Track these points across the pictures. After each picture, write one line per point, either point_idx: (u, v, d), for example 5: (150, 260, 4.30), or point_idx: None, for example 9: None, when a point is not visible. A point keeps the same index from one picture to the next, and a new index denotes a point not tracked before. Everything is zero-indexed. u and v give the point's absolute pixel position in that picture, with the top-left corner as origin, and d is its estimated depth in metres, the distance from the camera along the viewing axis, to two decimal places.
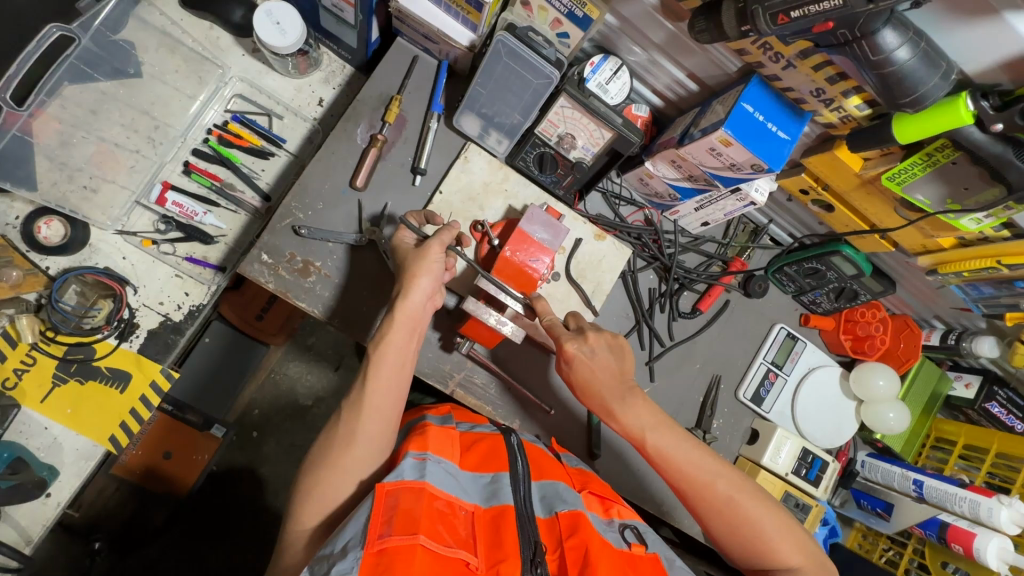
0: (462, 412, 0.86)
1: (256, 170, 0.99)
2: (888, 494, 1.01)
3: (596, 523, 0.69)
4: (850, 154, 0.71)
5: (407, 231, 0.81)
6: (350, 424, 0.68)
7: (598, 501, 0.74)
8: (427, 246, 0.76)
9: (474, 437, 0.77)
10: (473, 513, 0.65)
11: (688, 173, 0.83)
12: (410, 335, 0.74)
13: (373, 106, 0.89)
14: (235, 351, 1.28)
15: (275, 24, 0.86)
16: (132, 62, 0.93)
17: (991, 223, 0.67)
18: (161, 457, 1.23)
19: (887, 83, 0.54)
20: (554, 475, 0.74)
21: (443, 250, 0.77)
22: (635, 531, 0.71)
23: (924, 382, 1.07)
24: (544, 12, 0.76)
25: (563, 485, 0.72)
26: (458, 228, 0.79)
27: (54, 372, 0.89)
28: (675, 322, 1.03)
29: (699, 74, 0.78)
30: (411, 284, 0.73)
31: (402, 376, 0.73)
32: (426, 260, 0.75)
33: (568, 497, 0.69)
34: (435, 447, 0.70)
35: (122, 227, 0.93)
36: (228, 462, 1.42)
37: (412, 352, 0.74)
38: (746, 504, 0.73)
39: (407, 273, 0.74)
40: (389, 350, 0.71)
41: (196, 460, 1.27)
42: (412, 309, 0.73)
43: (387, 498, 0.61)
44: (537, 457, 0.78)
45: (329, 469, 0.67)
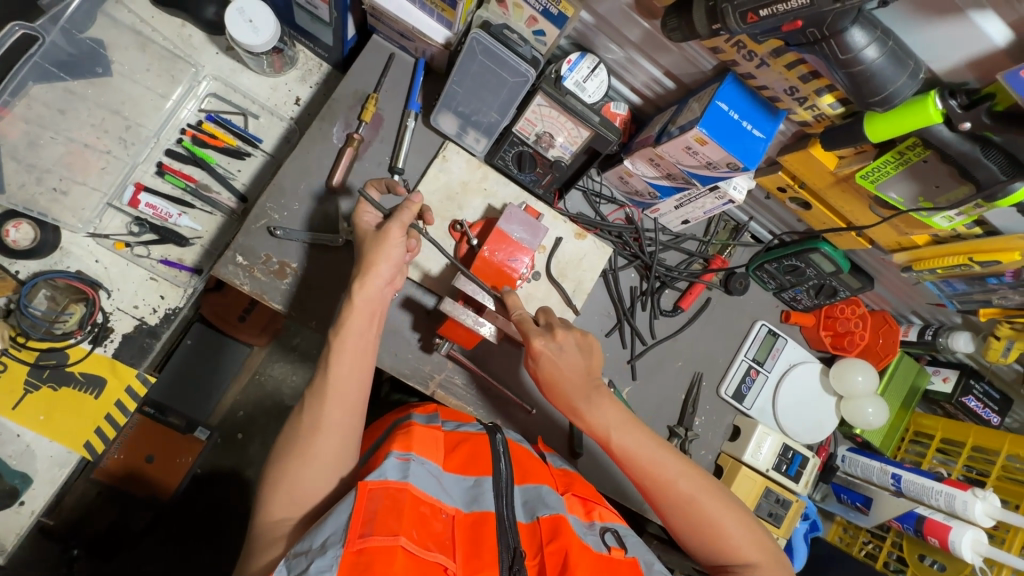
0: (449, 411, 0.86)
1: (232, 171, 0.97)
2: (867, 488, 1.03)
3: (577, 526, 0.69)
4: (824, 153, 0.71)
5: (368, 207, 0.78)
6: (314, 413, 0.67)
7: (580, 504, 0.74)
8: (387, 229, 0.73)
9: (459, 437, 0.76)
10: (454, 516, 0.65)
11: (667, 171, 0.84)
12: (372, 320, 0.72)
13: (349, 105, 0.88)
14: (207, 347, 1.28)
15: (247, 22, 0.84)
16: (102, 62, 0.91)
17: (962, 221, 0.67)
18: (143, 461, 1.22)
19: (855, 82, 0.54)
20: (537, 478, 0.74)
21: (404, 232, 0.74)
22: (615, 535, 0.72)
23: (904, 376, 1.07)
24: (519, 10, 0.75)
25: (546, 488, 0.72)
26: (419, 203, 0.75)
27: (26, 379, 0.87)
28: (656, 320, 1.03)
29: (675, 72, 0.78)
30: (370, 271, 0.71)
31: (365, 363, 0.71)
32: (386, 245, 0.73)
33: (550, 501, 0.69)
34: (419, 447, 0.69)
35: (94, 229, 0.91)
36: (212, 464, 1.41)
37: (373, 338, 0.73)
38: (708, 504, 0.74)
39: (364, 260, 0.72)
40: (349, 335, 0.70)
41: (178, 463, 1.24)
42: (373, 294, 0.72)
43: (369, 497, 0.60)
44: (522, 458, 0.78)
45: (297, 460, 0.65)
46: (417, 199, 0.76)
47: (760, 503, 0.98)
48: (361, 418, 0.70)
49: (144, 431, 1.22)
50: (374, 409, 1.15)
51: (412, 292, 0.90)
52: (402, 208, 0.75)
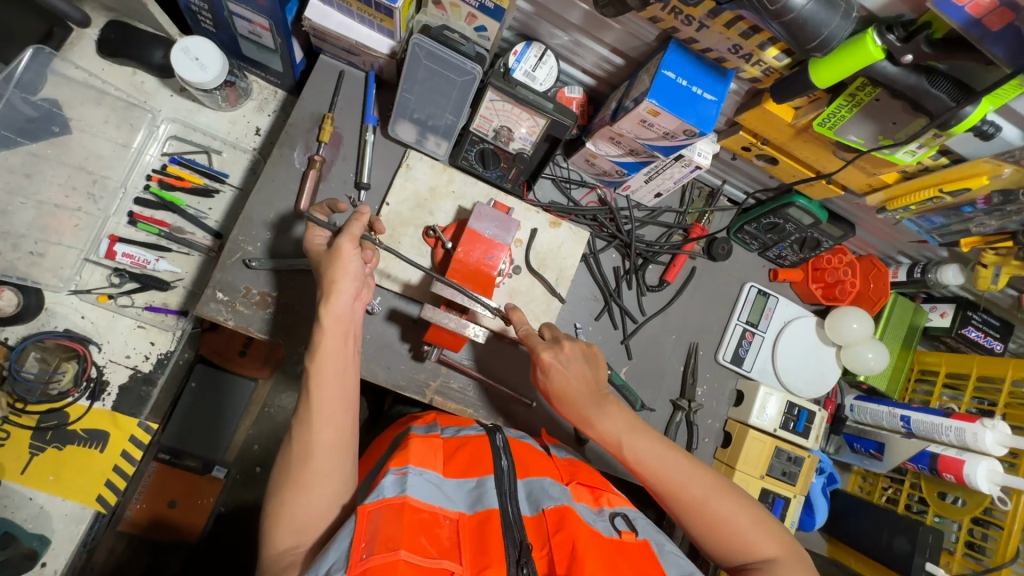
0: (448, 418, 0.86)
1: (203, 210, 0.97)
2: (878, 434, 1.02)
3: (585, 514, 0.69)
4: (779, 106, 0.71)
5: (318, 229, 0.77)
6: (303, 437, 0.66)
7: (588, 492, 0.75)
8: (339, 245, 0.71)
9: (459, 442, 0.76)
10: (458, 520, 0.65)
11: (629, 148, 0.83)
12: (347, 339, 0.71)
13: (306, 127, 0.88)
14: (207, 390, 1.28)
15: (193, 60, 0.85)
16: (58, 120, 0.91)
17: (925, 153, 0.66)
18: (167, 507, 1.26)
19: (790, 31, 0.53)
20: (539, 472, 0.74)
21: (356, 245, 0.72)
22: (625, 518, 0.72)
23: (901, 316, 1.07)
24: (456, 9, 0.75)
25: (550, 481, 0.72)
26: (367, 214, 0.74)
27: (31, 443, 0.88)
28: (644, 297, 1.02)
29: (622, 48, 0.78)
30: (332, 289, 0.70)
31: (349, 381, 0.70)
32: (341, 262, 0.71)
33: (554, 492, 0.69)
34: (416, 457, 0.69)
35: (76, 286, 0.92)
36: (234, 501, 1.41)
37: (353, 353, 0.72)
38: (719, 503, 0.73)
39: (325, 283, 0.71)
40: (326, 357, 0.69)
41: (201, 504, 1.29)
42: (342, 311, 0.70)
43: (369, 518, 0.60)
44: (525, 454, 0.78)
45: (293, 487, 0.65)
46: (366, 209, 0.76)
47: (772, 465, 0.98)
48: (352, 437, 0.70)
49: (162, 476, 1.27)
50: (381, 422, 1.16)
51: (396, 303, 0.90)
52: (352, 221, 0.74)
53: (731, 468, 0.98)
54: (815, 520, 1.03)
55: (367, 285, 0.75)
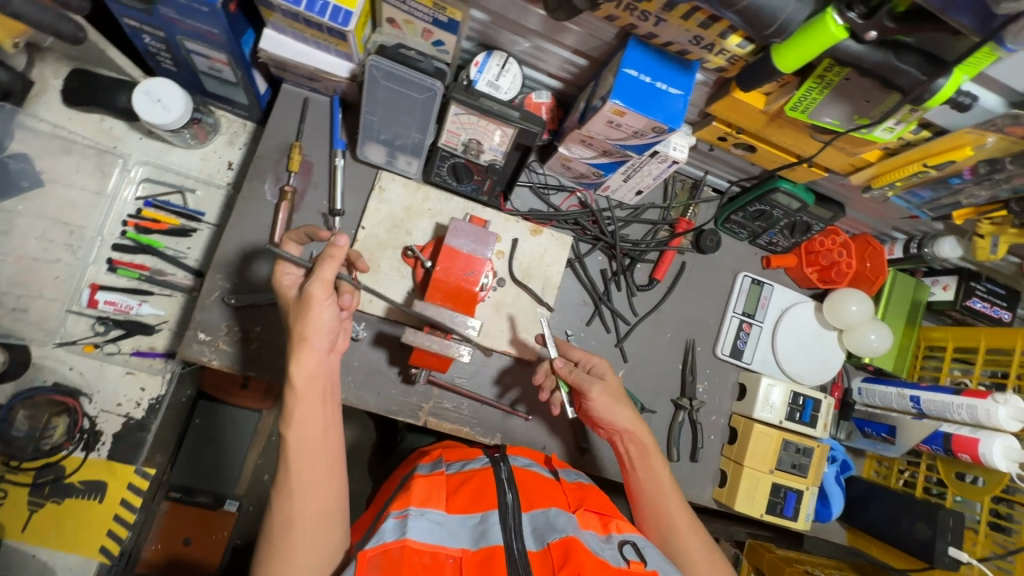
0: (454, 451, 0.86)
1: (182, 250, 0.96)
2: (888, 417, 0.99)
3: (592, 542, 0.68)
4: (749, 93, 0.69)
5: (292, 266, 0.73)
6: (283, 507, 0.64)
7: (596, 518, 0.73)
8: (310, 291, 0.66)
9: (463, 476, 0.75)
10: (461, 558, 0.64)
11: (602, 149, 0.81)
12: (324, 398, 0.69)
13: (275, 159, 0.87)
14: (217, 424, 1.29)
15: (156, 102, 0.84)
16: (29, 174, 0.91)
17: (904, 129, 0.63)
18: (183, 545, 1.24)
19: (746, 19, 0.51)
20: (545, 502, 0.73)
21: (327, 290, 0.67)
22: (634, 548, 0.69)
23: (902, 293, 1.04)
24: (411, 26, 0.74)
25: (556, 511, 0.70)
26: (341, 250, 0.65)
27: (29, 500, 0.88)
28: (635, 298, 1.00)
29: (583, 49, 0.76)
30: (303, 345, 0.67)
31: (327, 441, 0.68)
32: (313, 311, 0.67)
33: (560, 524, 0.68)
34: (418, 498, 0.69)
35: (61, 338, 0.91)
36: (249, 533, 1.42)
37: (330, 410, 0.69)
38: (691, 537, 0.76)
39: (295, 335, 0.68)
40: (300, 419, 0.66)
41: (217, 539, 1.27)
42: (315, 368, 0.68)
43: (369, 563, 0.60)
44: (532, 482, 0.77)
45: (277, 559, 0.63)
46: (341, 243, 0.66)
47: (781, 458, 0.95)
48: (336, 499, 0.68)
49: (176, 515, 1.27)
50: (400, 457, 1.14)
51: (382, 327, 0.89)
52: (323, 259, 0.67)
53: (739, 464, 0.96)
54: (831, 511, 1.00)
55: (340, 331, 0.72)
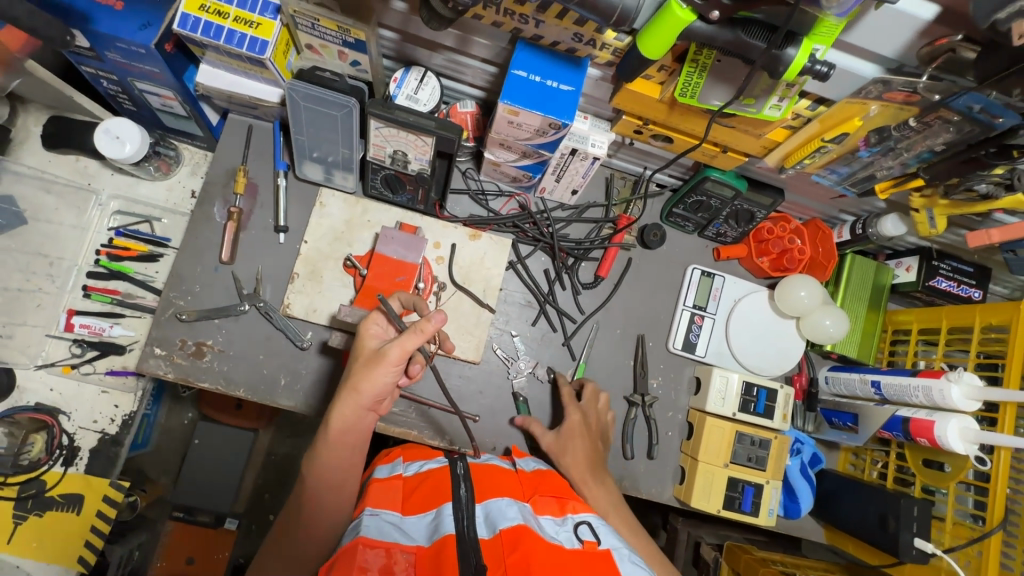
0: (414, 453, 0.87)
1: (151, 274, 1.04)
2: (853, 405, 0.95)
3: (545, 527, 0.68)
4: (641, 83, 0.70)
5: (377, 318, 0.74)
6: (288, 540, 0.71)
7: (553, 502, 0.75)
8: (386, 351, 0.68)
9: (418, 479, 0.76)
10: (416, 554, 0.63)
11: (521, 151, 0.84)
12: (353, 448, 0.74)
13: (223, 183, 0.94)
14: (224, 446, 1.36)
15: (114, 138, 0.92)
16: (14, 213, 0.98)
17: (790, 104, 0.63)
18: (184, 564, 1.33)
19: (590, 10, 0.54)
20: (498, 492, 0.73)
21: (401, 356, 0.68)
22: (590, 528, 0.70)
23: (862, 276, 1.01)
24: (327, 49, 0.80)
25: (507, 501, 0.71)
26: (430, 329, 0.68)
27: (14, 513, 0.94)
28: (580, 296, 1.01)
29: (490, 57, 0.79)
30: (352, 394, 0.70)
31: (342, 486, 0.73)
32: (377, 367, 0.69)
33: (510, 512, 0.68)
34: (373, 501, 0.71)
35: (42, 361, 0.99)
36: (251, 551, 1.45)
37: (356, 460, 0.74)
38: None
39: (350, 382, 0.70)
40: (323, 465, 0.72)
41: (217, 559, 1.36)
42: (351, 419, 0.72)
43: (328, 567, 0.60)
44: (489, 477, 0.78)
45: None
46: (435, 321, 0.68)
47: (736, 451, 0.93)
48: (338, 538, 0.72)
49: (179, 534, 1.35)
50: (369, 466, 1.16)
51: (327, 336, 0.92)
52: (410, 330, 0.69)
53: (694, 459, 0.94)
54: (799, 506, 0.97)
55: (388, 395, 0.75)
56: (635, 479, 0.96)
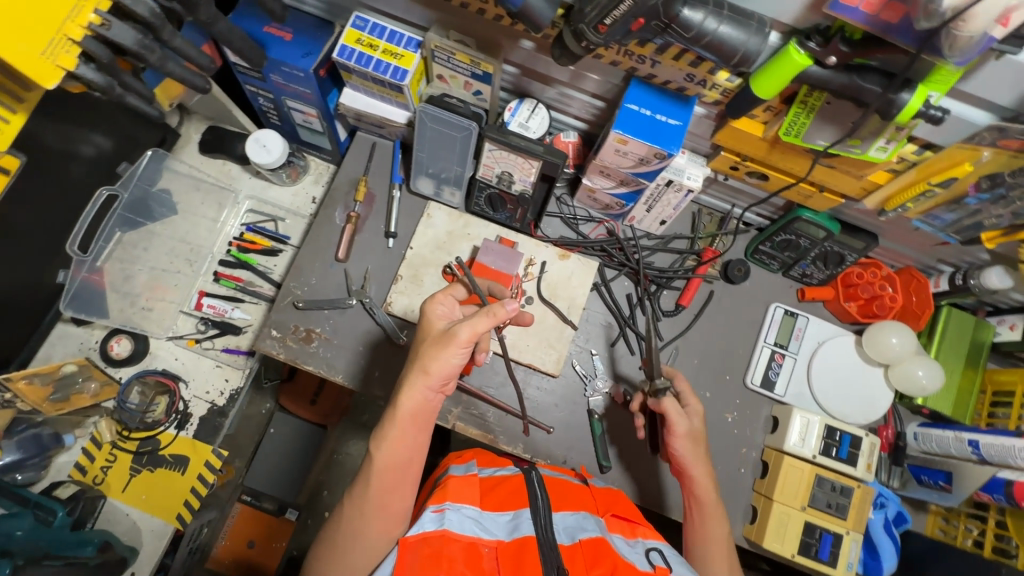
0: (486, 459, 0.89)
1: (271, 267, 1.16)
2: (947, 463, 0.91)
3: (619, 545, 0.70)
4: (746, 122, 0.75)
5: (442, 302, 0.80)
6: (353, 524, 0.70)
7: (624, 523, 0.76)
8: (456, 331, 0.73)
9: (495, 482, 0.79)
10: (496, 548, 0.66)
11: (619, 179, 0.91)
12: (414, 425, 0.74)
13: (345, 191, 1.05)
14: (299, 435, 1.50)
15: (262, 146, 1.07)
16: (170, 204, 1.15)
17: (898, 147, 0.66)
18: (247, 546, 1.40)
19: (712, 52, 0.60)
20: (573, 506, 0.76)
21: (470, 338, 0.73)
22: (661, 554, 0.70)
23: (959, 330, 0.98)
24: (455, 80, 0.91)
25: (584, 515, 0.74)
26: (501, 316, 0.74)
27: (131, 465, 1.06)
28: (660, 323, 1.03)
29: (600, 93, 0.87)
30: (421, 371, 0.74)
31: (411, 469, 0.74)
32: (446, 346, 0.74)
33: (589, 525, 0.71)
34: (454, 495, 0.71)
35: (172, 333, 1.12)
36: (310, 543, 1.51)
37: (421, 442, 0.75)
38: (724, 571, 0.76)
39: (421, 361, 0.74)
40: (396, 444, 0.73)
41: (276, 547, 1.42)
42: (420, 398, 0.74)
43: (409, 552, 0.64)
44: (560, 487, 0.80)
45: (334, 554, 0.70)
46: (507, 308, 0.75)
47: (814, 495, 0.91)
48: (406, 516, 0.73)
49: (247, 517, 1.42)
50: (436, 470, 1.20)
51: None
52: (483, 314, 0.74)
53: (769, 499, 0.92)
54: (881, 565, 0.93)
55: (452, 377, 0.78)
56: None
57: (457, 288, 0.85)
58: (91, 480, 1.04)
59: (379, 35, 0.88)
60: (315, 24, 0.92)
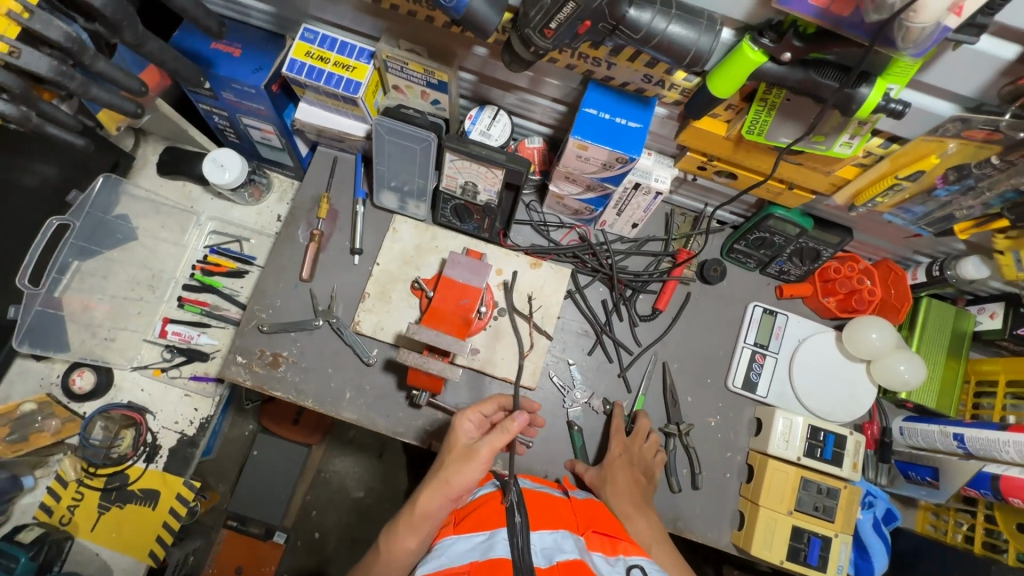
0: None
1: (237, 289, 1.13)
2: (933, 458, 0.90)
3: (599, 565, 0.67)
4: (708, 121, 0.73)
5: (468, 419, 0.78)
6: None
7: (605, 541, 0.73)
8: (477, 449, 0.72)
9: (473, 503, 0.75)
10: (469, 570, 0.62)
11: (585, 184, 0.88)
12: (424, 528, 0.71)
13: (308, 208, 1.02)
14: (282, 457, 1.44)
15: (220, 166, 1.03)
16: (128, 229, 1.10)
17: (862, 142, 0.64)
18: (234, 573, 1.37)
19: (663, 52, 0.58)
20: (552, 524, 0.72)
21: (490, 456, 0.72)
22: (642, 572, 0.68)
23: (939, 321, 0.96)
24: (412, 89, 0.88)
25: (562, 534, 0.70)
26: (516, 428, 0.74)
27: (99, 503, 1.03)
28: (637, 328, 1.01)
29: (560, 97, 0.84)
30: (438, 483, 0.71)
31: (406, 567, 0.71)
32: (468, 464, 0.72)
33: (566, 546, 0.67)
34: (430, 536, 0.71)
35: (137, 363, 1.09)
36: (298, 567, 1.48)
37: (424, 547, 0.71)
38: None
39: (441, 474, 0.72)
40: (396, 542, 0.71)
41: (264, 571, 1.39)
42: (432, 509, 0.70)
43: None
44: (539, 503, 0.77)
45: None
46: (518, 420, 0.75)
47: (801, 498, 0.89)
48: None
49: (233, 544, 1.38)
50: None
51: (391, 353, 0.97)
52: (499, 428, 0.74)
53: (755, 504, 0.90)
54: (872, 566, 0.91)
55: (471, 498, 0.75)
56: (689, 514, 0.93)
57: (488, 405, 0.81)
58: (56, 521, 1.01)
59: (330, 47, 0.85)
60: (265, 38, 0.89)
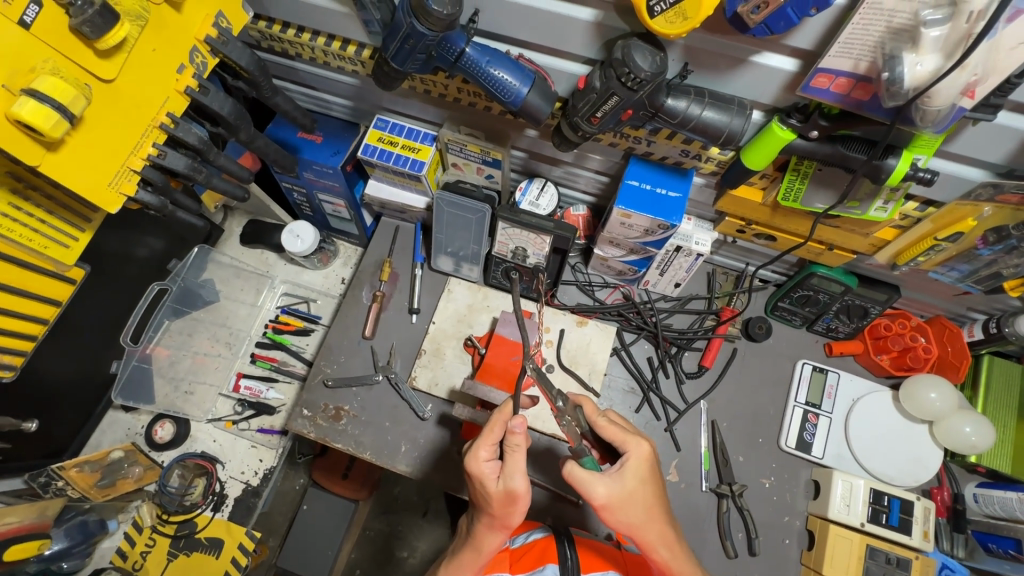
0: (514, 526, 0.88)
1: (304, 346, 1.22)
2: (1014, 529, 0.84)
3: None
4: (745, 190, 0.78)
5: (482, 449, 0.67)
6: None
7: None
8: (514, 487, 0.64)
9: (526, 545, 0.77)
10: None
11: (629, 248, 0.94)
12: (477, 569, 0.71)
13: (371, 272, 1.12)
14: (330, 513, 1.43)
15: (296, 236, 1.16)
16: (212, 291, 1.24)
17: (898, 206, 0.67)
18: None
19: (699, 132, 0.64)
20: (602, 566, 0.73)
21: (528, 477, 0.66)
22: None
23: (1004, 381, 0.94)
24: (468, 166, 0.99)
25: None
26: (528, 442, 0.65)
27: (168, 549, 1.09)
28: (684, 385, 1.02)
29: (604, 170, 0.92)
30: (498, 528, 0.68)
31: None
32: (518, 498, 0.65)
33: None
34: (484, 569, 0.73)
35: (211, 415, 1.17)
36: None
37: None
38: None
39: (495, 517, 0.68)
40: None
41: None
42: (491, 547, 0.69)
43: None
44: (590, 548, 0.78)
45: None
46: (519, 431, 0.64)
47: (869, 568, 0.85)
48: None
49: None
50: None
51: (445, 408, 1.01)
52: (513, 453, 0.65)
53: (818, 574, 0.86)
54: None
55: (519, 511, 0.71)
56: None
57: (493, 427, 0.68)
58: (130, 566, 1.08)
59: (399, 132, 0.96)
60: (342, 127, 1.03)
